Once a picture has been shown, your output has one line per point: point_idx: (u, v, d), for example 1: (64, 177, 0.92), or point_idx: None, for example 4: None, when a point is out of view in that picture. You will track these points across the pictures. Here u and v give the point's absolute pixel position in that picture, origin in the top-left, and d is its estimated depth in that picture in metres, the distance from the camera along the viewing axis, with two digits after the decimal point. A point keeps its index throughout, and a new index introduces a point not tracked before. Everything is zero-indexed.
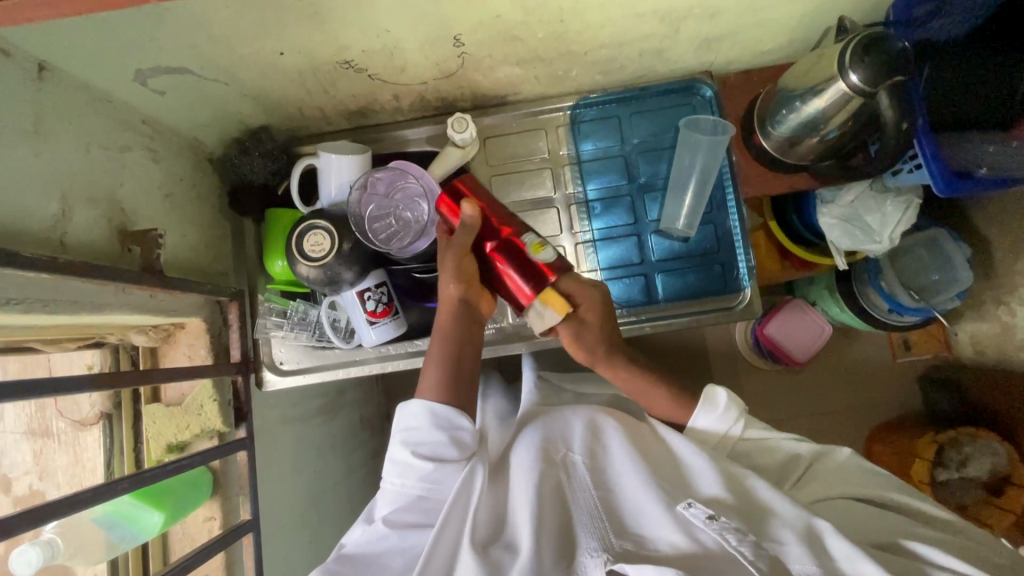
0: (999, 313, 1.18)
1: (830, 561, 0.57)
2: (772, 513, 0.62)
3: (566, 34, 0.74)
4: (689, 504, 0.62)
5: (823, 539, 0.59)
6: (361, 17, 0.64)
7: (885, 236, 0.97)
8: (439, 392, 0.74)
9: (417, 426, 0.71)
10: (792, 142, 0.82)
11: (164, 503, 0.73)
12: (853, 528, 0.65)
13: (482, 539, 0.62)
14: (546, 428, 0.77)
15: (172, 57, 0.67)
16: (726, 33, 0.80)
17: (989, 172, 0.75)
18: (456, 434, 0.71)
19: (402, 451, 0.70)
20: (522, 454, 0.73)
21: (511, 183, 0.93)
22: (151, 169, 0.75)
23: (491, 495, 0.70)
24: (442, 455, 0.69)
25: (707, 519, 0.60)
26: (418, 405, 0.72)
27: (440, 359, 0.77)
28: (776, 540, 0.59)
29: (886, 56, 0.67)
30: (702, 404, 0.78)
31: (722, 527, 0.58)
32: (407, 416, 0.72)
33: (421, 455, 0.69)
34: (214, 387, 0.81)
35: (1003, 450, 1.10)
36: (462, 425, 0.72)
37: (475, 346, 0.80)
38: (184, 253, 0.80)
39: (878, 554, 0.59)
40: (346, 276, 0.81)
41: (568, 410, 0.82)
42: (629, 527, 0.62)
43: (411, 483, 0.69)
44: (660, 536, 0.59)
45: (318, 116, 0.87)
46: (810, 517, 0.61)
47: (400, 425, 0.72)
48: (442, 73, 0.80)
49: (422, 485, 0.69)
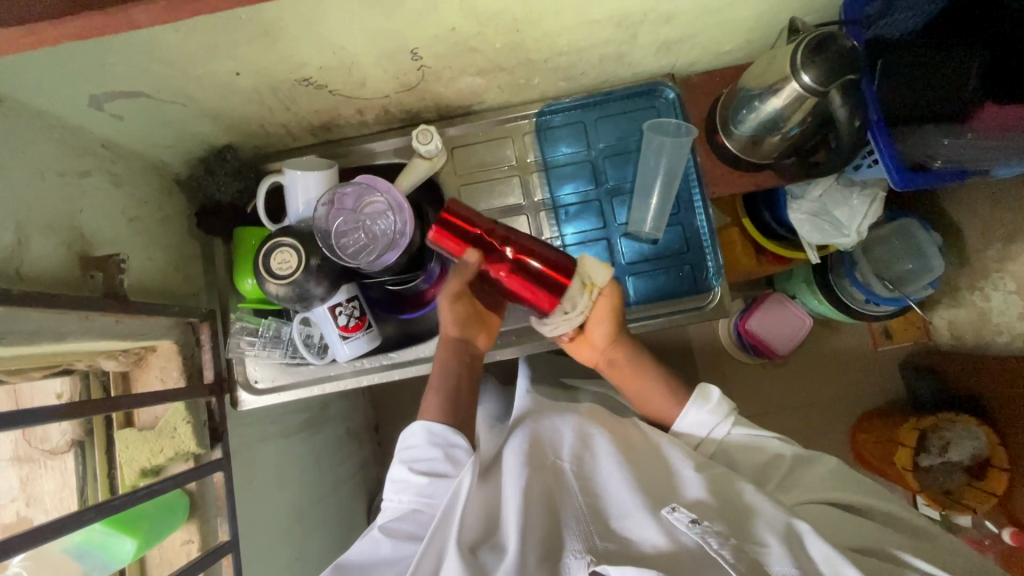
0: (975, 298, 1.23)
1: (808, 559, 0.58)
2: (757, 514, 0.63)
3: (523, 43, 0.75)
4: (673, 508, 0.62)
5: (802, 538, 0.60)
6: (314, 34, 0.64)
7: (853, 229, 0.99)
8: (439, 413, 0.76)
9: (415, 443, 0.73)
10: (754, 140, 0.83)
11: (135, 529, 0.72)
12: (827, 531, 0.66)
13: (471, 542, 0.63)
14: (534, 431, 0.77)
15: (127, 81, 0.67)
16: (684, 36, 0.80)
17: (945, 165, 0.76)
18: (451, 452, 0.72)
19: (400, 469, 0.72)
20: (510, 460, 0.73)
21: (480, 191, 0.93)
22: (112, 193, 0.75)
23: (481, 495, 0.70)
24: (437, 471, 0.71)
25: (690, 523, 0.60)
26: (416, 425, 0.75)
27: (439, 385, 0.79)
28: (759, 539, 0.59)
29: (836, 56, 0.68)
30: (694, 398, 0.80)
31: (704, 531, 0.59)
32: (407, 436, 0.75)
33: (417, 470, 0.71)
34: (187, 409, 0.80)
35: (983, 434, 1.12)
36: (459, 443, 0.73)
37: (472, 376, 0.82)
38: (150, 276, 0.79)
39: (856, 557, 0.61)
40: (315, 291, 0.80)
41: (559, 413, 0.81)
42: (614, 528, 0.62)
43: (406, 497, 0.70)
44: (643, 538, 0.60)
45: (283, 133, 0.87)
46: (791, 518, 0.62)
47: (402, 445, 0.75)
48: (403, 86, 0.80)
49: (417, 499, 0.69)
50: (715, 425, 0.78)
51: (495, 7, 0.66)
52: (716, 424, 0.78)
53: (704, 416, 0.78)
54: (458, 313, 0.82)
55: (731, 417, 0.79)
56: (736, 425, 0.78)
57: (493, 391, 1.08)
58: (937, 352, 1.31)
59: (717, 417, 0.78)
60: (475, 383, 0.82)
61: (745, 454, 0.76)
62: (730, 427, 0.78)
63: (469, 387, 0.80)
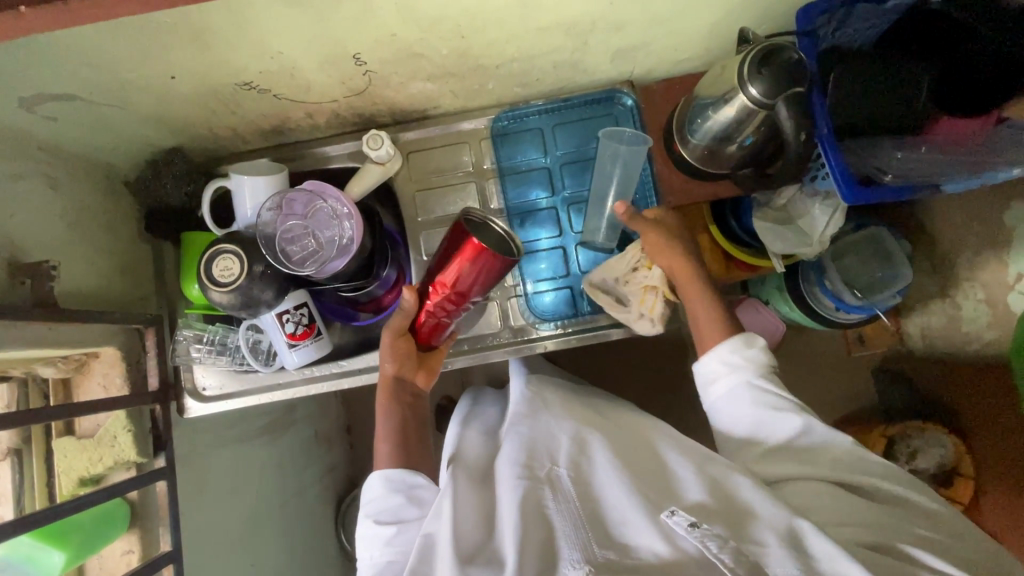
0: (946, 307, 1.17)
1: (810, 561, 0.54)
2: (755, 517, 0.59)
3: (471, 49, 0.73)
4: (672, 512, 0.59)
5: (804, 538, 0.56)
6: (247, 39, 0.63)
7: (816, 240, 0.95)
8: (390, 461, 0.75)
9: (375, 495, 0.71)
10: (711, 150, 0.82)
11: (66, 541, 0.71)
12: (834, 522, 0.60)
13: (465, 553, 0.58)
14: (527, 437, 0.74)
15: (56, 83, 0.65)
16: (637, 44, 0.79)
17: (894, 180, 0.75)
18: (415, 493, 0.71)
19: (368, 524, 0.69)
20: (505, 468, 0.69)
21: (437, 197, 0.92)
22: (49, 197, 0.73)
23: (473, 502, 0.67)
24: (405, 515, 0.68)
25: (689, 527, 0.57)
26: (373, 476, 0.73)
27: (387, 432, 0.77)
28: (759, 542, 0.56)
29: (780, 69, 0.68)
30: (730, 338, 0.72)
31: (703, 535, 0.56)
32: (366, 491, 0.73)
33: (385, 520, 0.68)
34: (129, 417, 0.79)
35: (950, 444, 1.10)
36: (418, 482, 0.72)
37: (418, 420, 0.81)
38: (89, 283, 0.77)
39: (865, 554, 0.56)
40: (264, 297, 0.79)
41: (554, 420, 0.78)
42: (612, 534, 0.58)
43: (379, 551, 0.66)
44: (644, 544, 0.56)
45: (233, 136, 0.86)
46: (792, 518, 0.58)
47: (363, 502, 0.72)
48: (351, 90, 0.78)
49: (391, 549, 0.66)
50: (741, 368, 0.70)
51: (435, 13, 0.64)
52: (744, 371, 0.70)
53: (734, 357, 0.71)
54: (400, 351, 0.80)
55: (765, 371, 0.71)
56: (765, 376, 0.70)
57: (490, 394, 1.05)
58: (907, 360, 1.26)
59: (748, 363, 0.71)
60: (421, 424, 0.81)
61: (758, 406, 0.68)
62: (756, 377, 0.70)
63: (417, 429, 0.80)
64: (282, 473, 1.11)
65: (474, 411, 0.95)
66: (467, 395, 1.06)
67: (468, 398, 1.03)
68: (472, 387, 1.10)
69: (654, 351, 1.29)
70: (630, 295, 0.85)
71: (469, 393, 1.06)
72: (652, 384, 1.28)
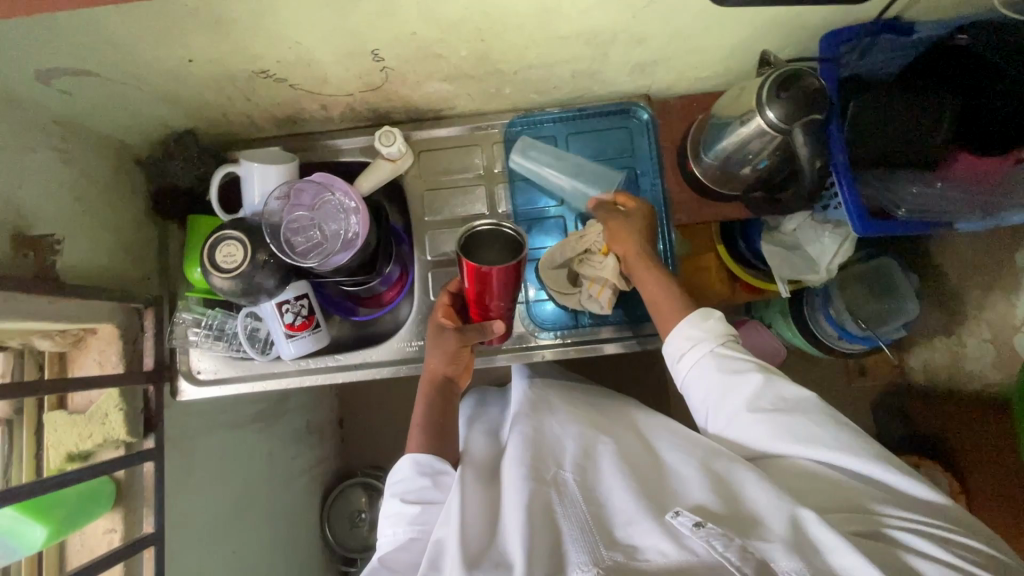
0: (950, 343, 1.14)
1: (819, 560, 0.53)
2: (761, 518, 0.58)
3: (489, 53, 0.73)
4: (677, 512, 0.58)
5: (806, 528, 0.56)
6: (267, 27, 0.63)
7: (823, 267, 0.94)
8: (421, 444, 0.74)
9: (403, 476, 0.72)
10: (724, 170, 0.81)
11: (49, 516, 0.71)
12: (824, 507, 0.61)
13: (472, 556, 0.58)
14: (532, 437, 0.74)
15: (73, 58, 0.65)
16: (657, 59, 0.79)
17: (909, 214, 0.76)
18: (440, 479, 0.72)
19: (392, 502, 0.70)
20: (511, 468, 0.69)
21: (444, 198, 0.92)
22: (59, 171, 0.73)
23: (482, 502, 0.68)
24: (429, 498, 0.70)
25: (694, 526, 0.56)
26: (403, 458, 0.73)
27: (422, 419, 0.77)
28: (760, 535, 0.56)
29: (802, 93, 0.66)
30: (692, 315, 0.73)
31: (709, 533, 0.55)
32: (395, 470, 0.73)
33: (410, 500, 0.69)
34: (122, 396, 0.79)
35: (945, 481, 1.10)
36: (445, 469, 0.72)
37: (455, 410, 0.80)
38: (91, 259, 0.77)
39: (860, 539, 0.56)
40: (265, 284, 0.79)
41: (560, 422, 0.79)
42: (618, 536, 0.58)
43: (402, 529, 0.68)
44: (649, 545, 0.56)
45: (246, 123, 0.86)
46: (793, 507, 0.57)
47: (390, 479, 0.73)
48: (367, 86, 0.78)
49: (413, 528, 0.68)
50: (701, 342, 0.71)
51: (456, 14, 0.64)
52: (705, 344, 0.71)
53: (694, 332, 0.71)
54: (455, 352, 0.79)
55: (727, 341, 0.72)
56: (725, 350, 0.70)
57: (495, 393, 1.05)
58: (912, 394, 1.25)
59: (712, 335, 0.71)
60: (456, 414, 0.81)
61: (723, 378, 0.68)
62: (718, 348, 0.71)
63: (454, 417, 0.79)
64: (271, 461, 1.11)
65: (480, 409, 0.96)
66: (471, 392, 1.05)
67: (473, 398, 1.02)
68: (476, 389, 1.08)
69: (653, 366, 1.28)
70: (584, 277, 0.84)
71: (474, 392, 1.05)
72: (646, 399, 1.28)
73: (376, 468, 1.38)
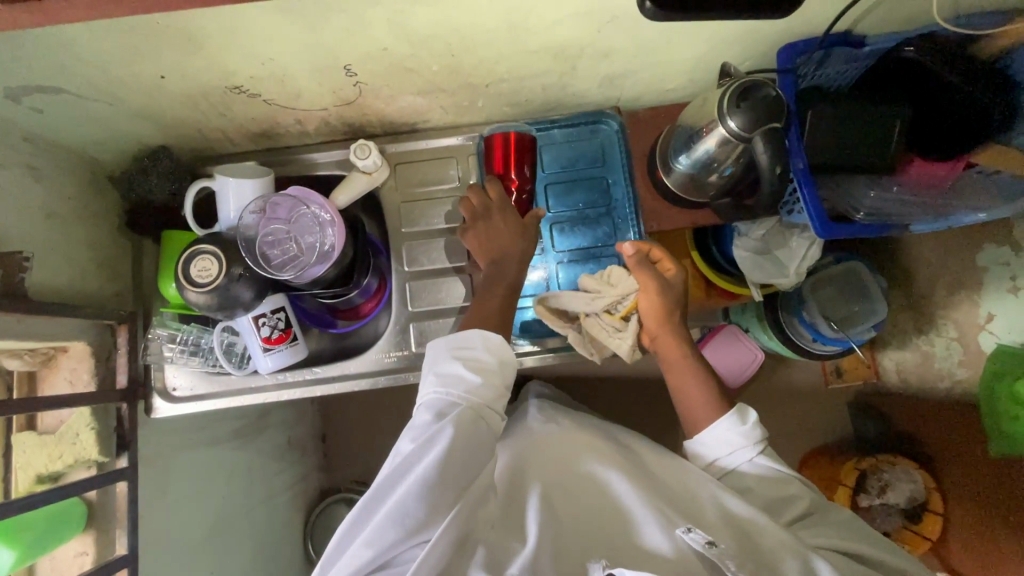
0: (920, 343, 1.17)
1: None
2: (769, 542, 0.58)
3: (460, 68, 0.75)
4: (689, 528, 0.57)
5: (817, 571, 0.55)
6: (239, 43, 0.64)
7: (791, 270, 0.95)
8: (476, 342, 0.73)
9: (470, 346, 0.67)
10: (691, 178, 0.84)
11: (16, 539, 0.69)
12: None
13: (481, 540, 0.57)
14: (551, 443, 0.74)
15: (43, 76, 0.65)
16: (624, 72, 0.82)
17: (869, 218, 0.79)
18: (503, 361, 0.67)
19: (451, 364, 0.65)
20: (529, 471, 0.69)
21: (421, 209, 0.93)
22: (31, 188, 0.73)
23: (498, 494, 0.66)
24: (489, 372, 0.65)
25: (706, 544, 0.55)
26: (472, 331, 0.69)
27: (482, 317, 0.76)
28: (776, 565, 0.55)
29: (760, 103, 0.69)
30: (730, 413, 0.73)
31: (720, 552, 0.54)
32: (459, 337, 0.68)
33: (473, 368, 0.64)
34: (93, 414, 0.77)
35: (920, 480, 1.09)
36: (510, 355, 0.68)
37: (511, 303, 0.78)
38: (63, 276, 0.77)
39: None
40: (243, 297, 0.79)
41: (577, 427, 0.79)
42: (630, 540, 0.59)
43: (455, 396, 0.62)
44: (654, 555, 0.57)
45: (222, 139, 0.87)
46: (808, 553, 0.57)
47: (451, 343, 0.68)
48: (341, 100, 0.80)
49: (468, 398, 0.63)
50: (739, 448, 0.72)
51: (426, 31, 0.66)
52: (743, 449, 0.71)
53: (733, 436, 0.72)
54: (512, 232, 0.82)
55: (761, 446, 0.72)
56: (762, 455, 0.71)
57: None
58: (886, 394, 1.28)
59: (746, 441, 0.72)
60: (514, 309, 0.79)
61: (763, 485, 0.69)
62: (756, 456, 0.71)
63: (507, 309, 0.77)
64: (251, 479, 1.09)
65: None
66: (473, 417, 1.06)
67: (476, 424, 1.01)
68: None
69: (635, 372, 1.29)
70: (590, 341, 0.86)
71: None
72: (629, 407, 1.29)
73: (361, 484, 1.36)
